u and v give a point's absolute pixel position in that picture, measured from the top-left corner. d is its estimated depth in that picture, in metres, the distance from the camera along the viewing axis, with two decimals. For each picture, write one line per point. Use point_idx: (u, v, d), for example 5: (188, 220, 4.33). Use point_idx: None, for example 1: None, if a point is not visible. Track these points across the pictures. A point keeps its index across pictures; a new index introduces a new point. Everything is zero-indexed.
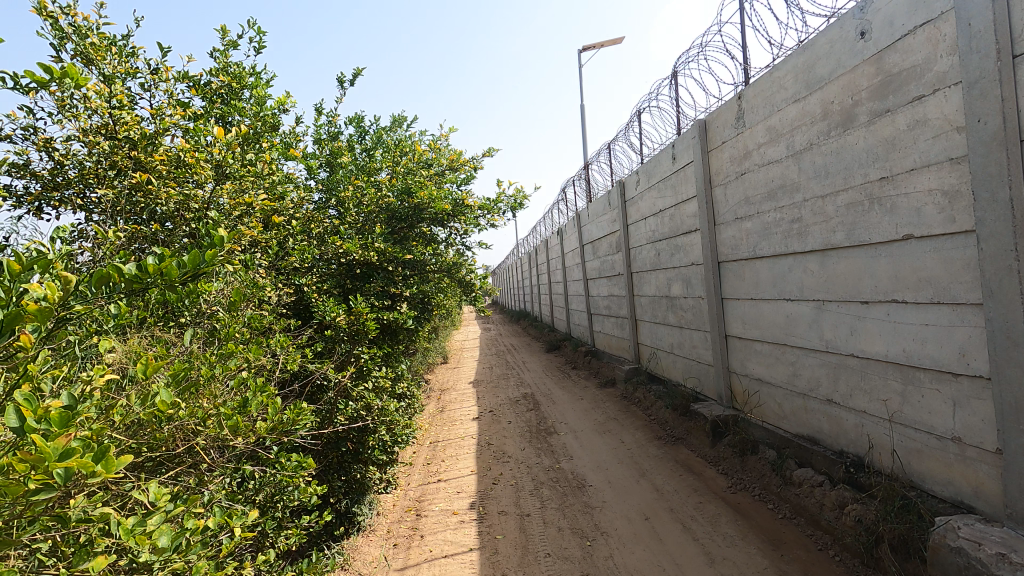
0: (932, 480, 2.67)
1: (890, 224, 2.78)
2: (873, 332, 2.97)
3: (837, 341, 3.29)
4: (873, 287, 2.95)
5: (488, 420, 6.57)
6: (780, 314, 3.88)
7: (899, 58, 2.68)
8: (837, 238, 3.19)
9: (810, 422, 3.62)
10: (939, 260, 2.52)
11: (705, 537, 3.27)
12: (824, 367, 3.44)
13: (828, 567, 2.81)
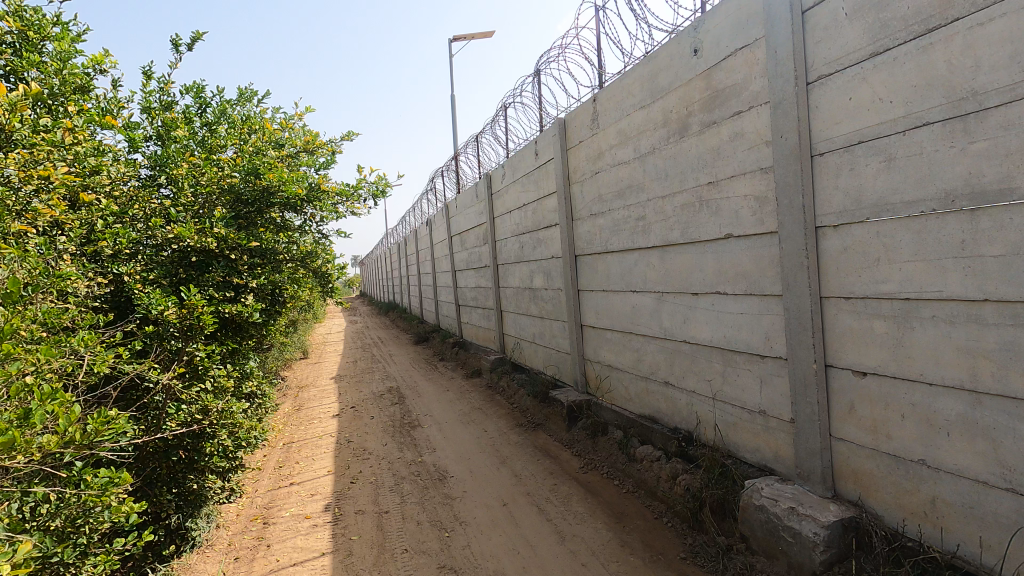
0: (744, 449, 3.07)
1: (715, 224, 3.13)
2: (701, 320, 3.33)
3: (672, 328, 3.64)
4: (701, 280, 3.30)
5: (349, 416, 6.30)
6: (627, 305, 4.19)
7: (723, 75, 3.00)
8: (673, 235, 3.52)
9: (651, 403, 3.96)
10: (752, 257, 2.88)
11: (557, 516, 3.44)
12: (662, 352, 3.79)
13: (662, 533, 3.11)
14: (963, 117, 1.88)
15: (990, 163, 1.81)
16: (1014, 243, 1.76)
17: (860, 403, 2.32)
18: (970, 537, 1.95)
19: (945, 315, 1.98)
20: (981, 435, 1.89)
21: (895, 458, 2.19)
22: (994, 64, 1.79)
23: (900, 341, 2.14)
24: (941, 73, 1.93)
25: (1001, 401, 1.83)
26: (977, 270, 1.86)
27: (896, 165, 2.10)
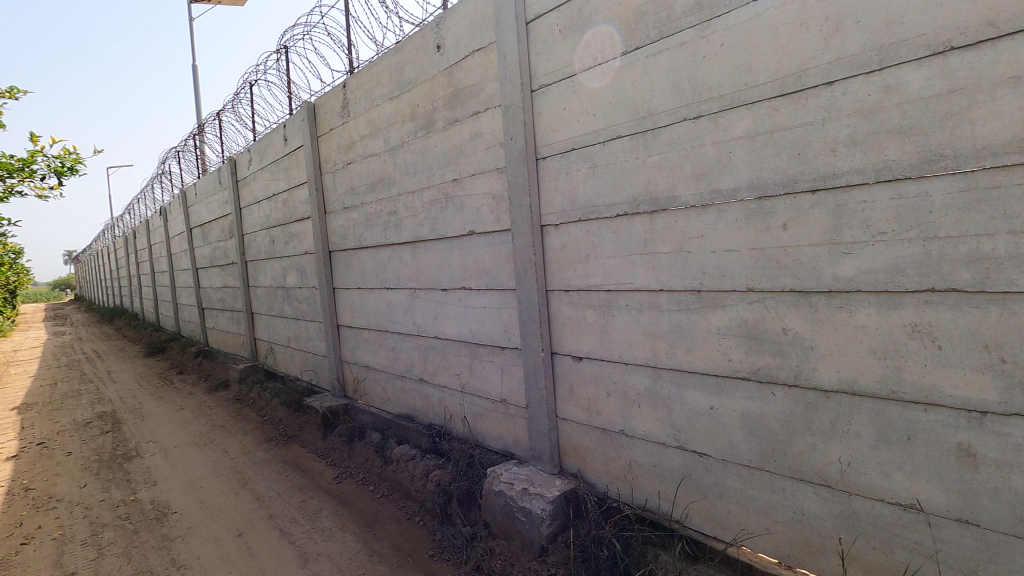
0: (489, 437, 3.19)
1: (460, 220, 3.18)
2: (450, 315, 3.37)
3: (425, 324, 3.62)
4: (449, 276, 3.33)
5: (32, 457, 4.90)
6: (382, 303, 4.05)
7: (463, 75, 3.06)
8: (423, 231, 3.49)
9: (407, 401, 3.90)
10: (491, 253, 2.99)
11: (302, 537, 3.13)
12: (416, 349, 3.75)
13: (413, 534, 3.05)
14: (643, 133, 2.16)
15: (662, 174, 2.11)
16: (677, 243, 2.09)
17: (578, 384, 2.58)
18: (654, 491, 2.30)
19: (634, 303, 2.28)
20: (660, 404, 2.23)
21: (603, 431, 2.48)
22: (663, 89, 2.08)
23: (605, 327, 2.42)
24: (628, 93, 2.20)
25: (671, 375, 2.18)
26: (655, 265, 2.17)
27: (598, 172, 2.36)
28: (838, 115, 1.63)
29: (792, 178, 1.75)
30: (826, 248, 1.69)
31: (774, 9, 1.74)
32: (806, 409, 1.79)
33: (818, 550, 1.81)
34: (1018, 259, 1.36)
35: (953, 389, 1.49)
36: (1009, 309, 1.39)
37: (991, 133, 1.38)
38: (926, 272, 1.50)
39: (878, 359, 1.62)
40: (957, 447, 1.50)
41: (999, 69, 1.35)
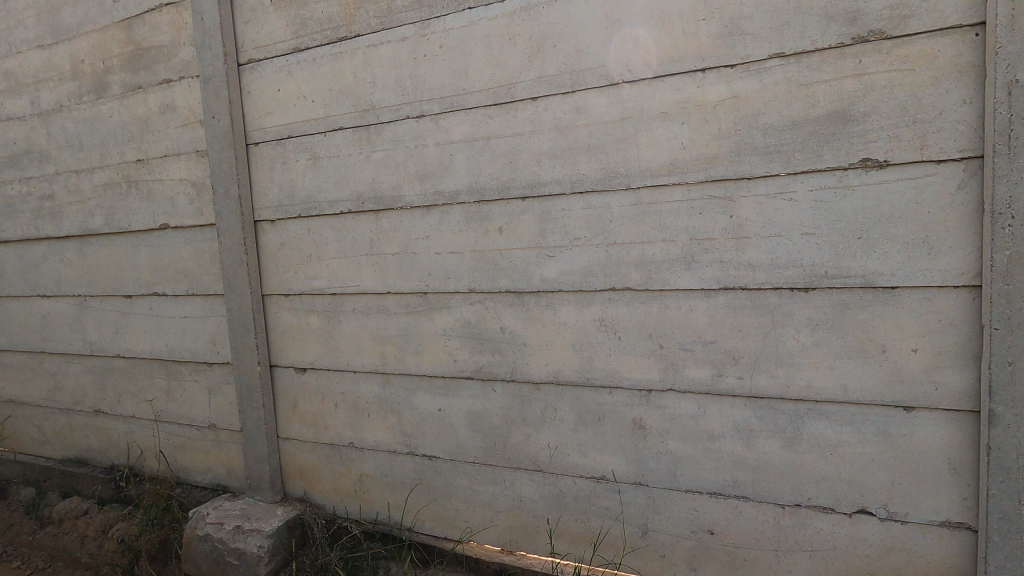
0: (194, 471, 2.66)
1: (147, 211, 2.58)
2: (137, 328, 2.71)
3: (100, 341, 2.85)
4: (134, 279, 2.68)
5: None
6: (33, 315, 3.06)
7: (147, 32, 2.48)
8: (95, 223, 2.74)
9: (76, 440, 3.03)
10: (191, 252, 2.49)
11: None
12: (88, 373, 2.93)
13: None
14: (366, 127, 2.04)
15: (386, 172, 2.02)
16: (403, 244, 2.03)
17: (302, 398, 2.33)
18: (385, 503, 2.21)
19: (361, 307, 2.14)
20: (390, 411, 2.15)
21: (331, 447, 2.29)
22: (385, 83, 1.98)
23: (330, 334, 2.22)
24: (349, 82, 2.04)
25: (401, 380, 2.11)
26: (381, 266, 2.08)
27: (319, 165, 2.14)
28: (541, 129, 1.77)
29: (505, 185, 1.84)
30: (534, 252, 1.83)
31: (487, 19, 1.79)
32: (522, 402, 1.92)
33: (533, 531, 1.96)
34: (669, 263, 1.66)
35: (629, 373, 1.75)
36: (664, 304, 1.68)
37: (650, 157, 1.64)
38: (609, 273, 1.73)
39: (576, 351, 1.81)
40: (632, 421, 1.77)
41: (654, 104, 1.62)
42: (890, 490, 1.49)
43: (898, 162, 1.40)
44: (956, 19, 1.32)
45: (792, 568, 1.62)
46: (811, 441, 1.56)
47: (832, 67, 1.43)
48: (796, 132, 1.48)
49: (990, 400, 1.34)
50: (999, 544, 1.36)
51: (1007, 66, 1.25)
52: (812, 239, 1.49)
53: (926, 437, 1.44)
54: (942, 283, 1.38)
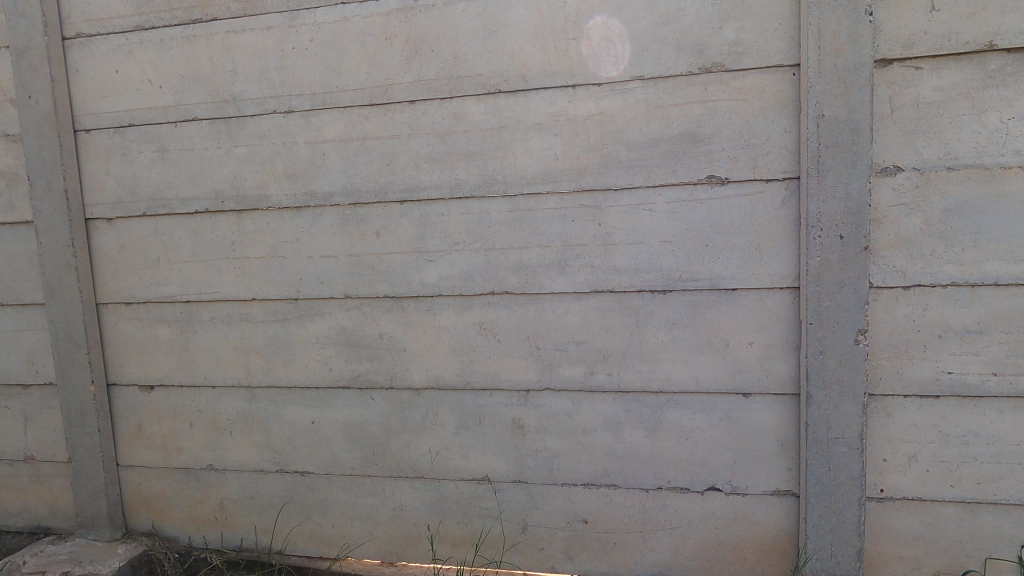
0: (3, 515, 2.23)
1: None
2: None
3: None
4: None
5: None
6: None
7: None
8: None
9: None
10: None
11: None
12: None
13: None
14: (226, 120, 1.87)
15: (249, 169, 1.88)
16: (270, 247, 1.89)
17: (148, 419, 2.07)
18: (251, 527, 2.04)
19: (221, 316, 1.96)
20: (256, 427, 1.99)
21: (185, 471, 2.06)
22: (248, 74, 1.84)
23: (183, 346, 2.00)
24: (205, 70, 1.86)
25: (268, 393, 1.97)
26: (245, 271, 1.92)
27: (169, 158, 1.92)
28: (419, 133, 1.75)
29: (383, 188, 1.80)
30: (413, 256, 1.81)
31: (362, 17, 1.74)
32: (402, 409, 1.88)
33: (414, 540, 1.93)
34: (544, 267, 1.73)
35: (508, 375, 1.80)
36: (540, 307, 1.75)
37: (526, 166, 1.71)
38: (488, 278, 1.77)
39: (456, 355, 1.82)
40: (512, 421, 1.82)
41: (529, 115, 1.69)
42: (733, 467, 1.70)
43: (737, 180, 1.60)
44: (779, 60, 1.54)
45: (656, 545, 1.78)
46: (670, 429, 1.72)
47: (683, 92, 1.60)
48: (655, 149, 1.63)
49: (808, 383, 1.58)
50: (815, 505, 1.61)
51: (816, 103, 1.49)
52: (668, 246, 1.65)
53: (760, 419, 1.67)
54: (772, 285, 1.61)
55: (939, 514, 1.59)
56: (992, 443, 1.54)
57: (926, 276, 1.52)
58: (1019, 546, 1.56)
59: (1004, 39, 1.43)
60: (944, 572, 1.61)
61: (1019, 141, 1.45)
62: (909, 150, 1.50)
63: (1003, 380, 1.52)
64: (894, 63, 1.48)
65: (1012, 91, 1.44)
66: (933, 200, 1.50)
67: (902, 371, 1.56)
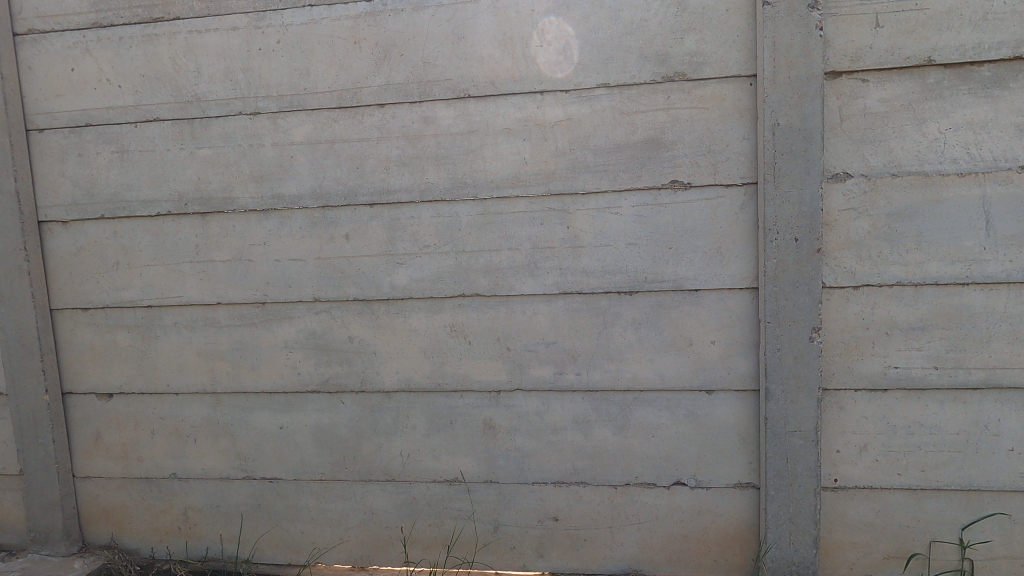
0: None
1: None
2: None
3: None
4: None
5: None
6: None
7: None
8: None
9: None
10: None
11: None
12: None
13: None
14: (189, 120, 1.84)
15: (213, 171, 1.85)
16: (236, 250, 1.86)
17: (107, 428, 2.00)
18: (216, 536, 2.00)
19: (185, 321, 1.92)
20: (222, 433, 1.95)
21: (147, 481, 2.00)
22: (212, 74, 1.81)
23: (144, 353, 1.95)
24: (167, 69, 1.82)
25: (234, 399, 1.93)
26: (210, 275, 1.88)
27: (129, 159, 1.88)
28: (389, 136, 1.76)
29: (352, 191, 1.80)
30: (383, 259, 1.81)
31: (330, 20, 1.74)
32: (372, 412, 1.88)
33: (385, 543, 1.93)
34: (514, 270, 1.76)
35: (479, 376, 1.82)
36: (510, 308, 1.78)
37: (495, 170, 1.73)
38: (458, 280, 1.78)
39: (427, 357, 1.83)
40: (483, 422, 1.84)
41: (498, 120, 1.71)
42: (698, 461, 1.76)
43: (698, 184, 1.66)
44: (737, 70, 1.61)
45: (624, 540, 1.82)
46: (637, 426, 1.77)
47: (647, 100, 1.65)
48: (620, 154, 1.68)
49: (766, 379, 1.65)
50: (774, 496, 1.69)
51: (771, 112, 1.57)
52: (634, 248, 1.70)
53: (723, 415, 1.73)
54: (732, 286, 1.68)
55: (888, 501, 1.69)
56: (935, 433, 1.64)
57: (874, 276, 1.61)
58: (960, 529, 1.66)
59: (941, 55, 1.53)
60: (892, 556, 1.70)
61: (955, 150, 1.55)
62: (857, 157, 1.59)
63: (944, 373, 1.62)
64: (842, 75, 1.57)
65: (949, 103, 1.54)
66: (880, 205, 1.59)
67: (853, 366, 1.65)
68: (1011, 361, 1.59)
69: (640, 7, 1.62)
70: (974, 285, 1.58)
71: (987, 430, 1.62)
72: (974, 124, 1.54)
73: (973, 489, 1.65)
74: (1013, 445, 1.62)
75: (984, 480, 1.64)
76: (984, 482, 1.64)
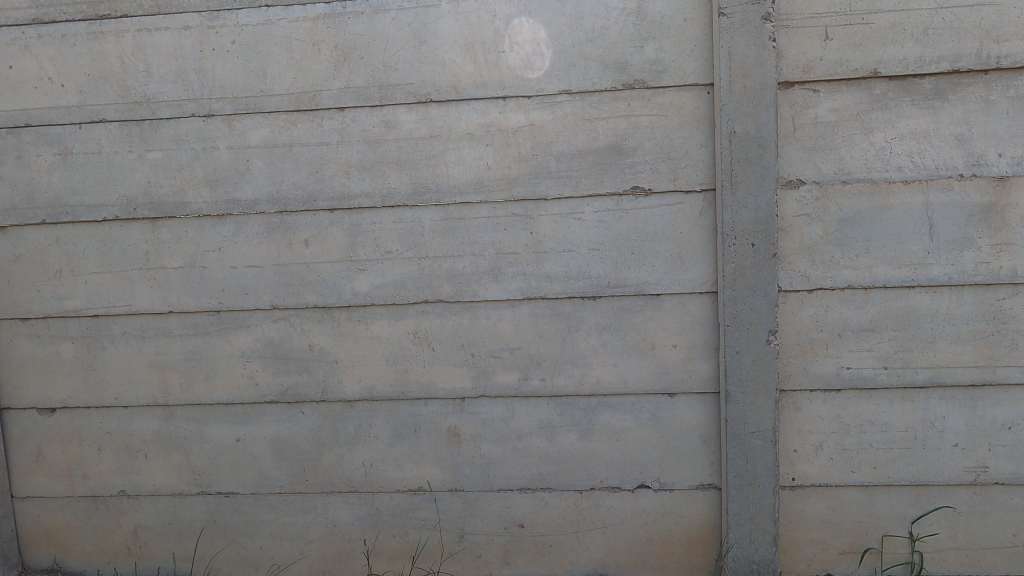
0: None
1: None
2: None
3: None
4: None
5: None
6: None
7: None
8: None
9: None
10: None
11: None
12: None
13: None
14: (138, 122, 1.77)
15: (164, 174, 1.78)
16: (188, 256, 1.80)
17: (49, 445, 1.90)
18: (168, 554, 1.91)
19: (134, 330, 1.83)
20: (174, 447, 1.87)
21: (93, 499, 1.90)
22: (162, 75, 1.74)
23: (90, 364, 1.85)
24: (114, 69, 1.75)
25: (187, 411, 1.86)
26: (161, 282, 1.81)
27: (73, 162, 1.79)
28: (349, 140, 1.73)
29: (311, 196, 1.75)
30: (344, 265, 1.77)
31: (287, 20, 1.70)
32: (333, 422, 1.83)
33: (348, 556, 1.88)
34: (478, 275, 1.75)
35: (443, 383, 1.80)
36: (474, 314, 1.77)
37: (457, 175, 1.72)
38: (421, 286, 1.76)
39: (389, 365, 1.80)
40: (447, 430, 1.82)
41: (460, 125, 1.70)
42: (661, 464, 1.78)
43: (659, 190, 1.68)
44: (694, 79, 1.65)
45: (590, 545, 1.82)
46: (601, 430, 1.78)
47: (608, 107, 1.67)
48: (582, 160, 1.69)
49: (726, 382, 1.68)
50: (735, 497, 1.72)
51: (728, 120, 1.60)
52: (597, 253, 1.72)
53: (684, 417, 1.76)
54: (693, 290, 1.70)
55: (843, 498, 1.74)
56: (885, 431, 1.70)
57: (827, 279, 1.66)
58: (910, 522, 1.73)
59: (886, 67, 1.60)
60: (847, 551, 1.75)
61: (900, 159, 1.62)
62: (809, 165, 1.64)
63: (893, 373, 1.68)
64: (795, 85, 1.62)
65: (894, 114, 1.61)
66: (831, 211, 1.64)
67: (808, 367, 1.69)
68: (954, 360, 1.66)
69: (601, 15, 1.64)
70: (919, 287, 1.65)
71: (933, 427, 1.69)
72: (917, 134, 1.61)
73: (921, 484, 1.71)
74: (957, 440, 1.69)
75: (931, 474, 1.71)
76: (931, 477, 1.71)
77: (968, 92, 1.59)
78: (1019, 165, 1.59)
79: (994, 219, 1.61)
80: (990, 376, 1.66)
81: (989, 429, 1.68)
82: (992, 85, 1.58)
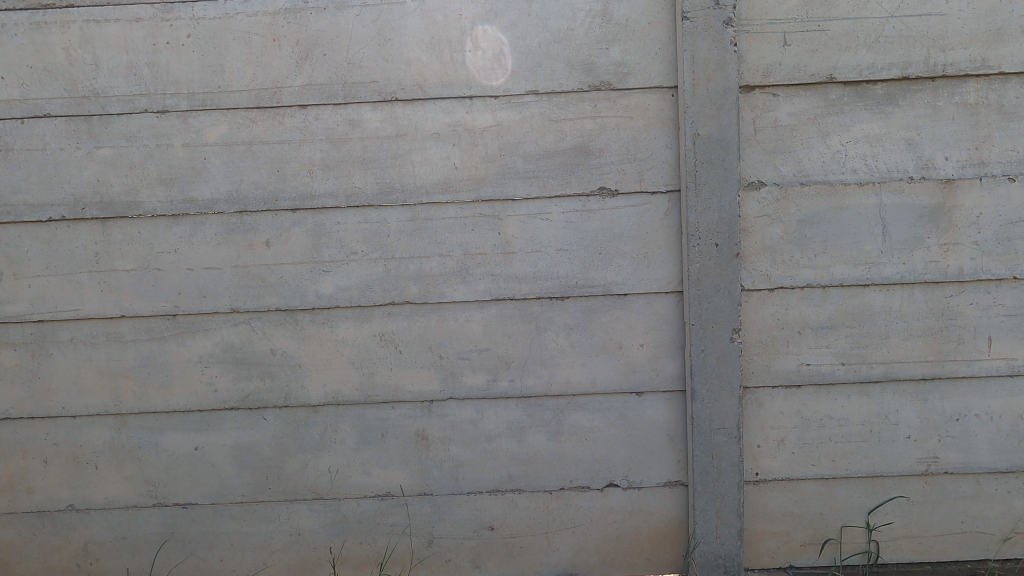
0: None
1: None
2: None
3: None
4: None
5: None
6: None
7: None
8: None
9: None
10: None
11: None
12: None
13: None
14: (86, 118, 1.69)
15: (115, 172, 1.70)
16: (141, 258, 1.72)
17: None
18: (122, 570, 1.83)
19: (83, 336, 1.75)
20: (127, 458, 1.79)
21: (38, 515, 1.81)
22: (112, 68, 1.67)
23: (34, 373, 1.76)
24: (59, 61, 1.66)
25: (141, 419, 1.78)
26: (112, 286, 1.73)
27: (14, 159, 1.69)
28: (312, 139, 1.69)
29: (272, 196, 1.71)
30: (307, 267, 1.73)
31: (245, 15, 1.65)
32: (297, 428, 1.79)
33: (314, 565, 1.83)
34: (445, 276, 1.73)
35: (411, 386, 1.77)
36: (442, 316, 1.75)
37: (424, 175, 1.70)
38: (387, 288, 1.73)
39: (355, 369, 1.76)
40: (416, 433, 1.79)
41: (427, 125, 1.68)
42: (629, 462, 1.79)
43: (625, 191, 1.70)
44: (659, 81, 1.67)
45: (560, 545, 1.83)
46: (571, 430, 1.78)
47: (575, 108, 1.68)
48: (550, 161, 1.69)
49: (692, 380, 1.70)
50: (701, 493, 1.74)
51: (692, 123, 1.63)
52: (565, 254, 1.72)
53: (652, 416, 1.78)
54: (659, 290, 1.73)
55: (804, 491, 1.79)
56: (843, 424, 1.76)
57: (787, 279, 1.71)
58: (867, 513, 1.79)
59: (841, 73, 1.65)
60: (808, 543, 1.80)
61: (855, 162, 1.67)
62: (769, 167, 1.68)
63: (850, 369, 1.74)
64: (755, 89, 1.66)
65: (849, 118, 1.67)
66: (791, 211, 1.69)
67: (770, 365, 1.74)
68: (906, 355, 1.73)
69: (567, 16, 1.65)
70: (873, 286, 1.71)
71: (888, 420, 1.76)
72: (871, 138, 1.67)
73: (877, 475, 1.78)
74: (910, 432, 1.76)
75: (886, 466, 1.77)
76: (886, 468, 1.77)
77: (917, 98, 1.66)
78: (964, 168, 1.67)
79: (942, 220, 1.68)
80: (939, 370, 1.73)
81: (939, 421, 1.75)
82: (939, 92, 1.65)
